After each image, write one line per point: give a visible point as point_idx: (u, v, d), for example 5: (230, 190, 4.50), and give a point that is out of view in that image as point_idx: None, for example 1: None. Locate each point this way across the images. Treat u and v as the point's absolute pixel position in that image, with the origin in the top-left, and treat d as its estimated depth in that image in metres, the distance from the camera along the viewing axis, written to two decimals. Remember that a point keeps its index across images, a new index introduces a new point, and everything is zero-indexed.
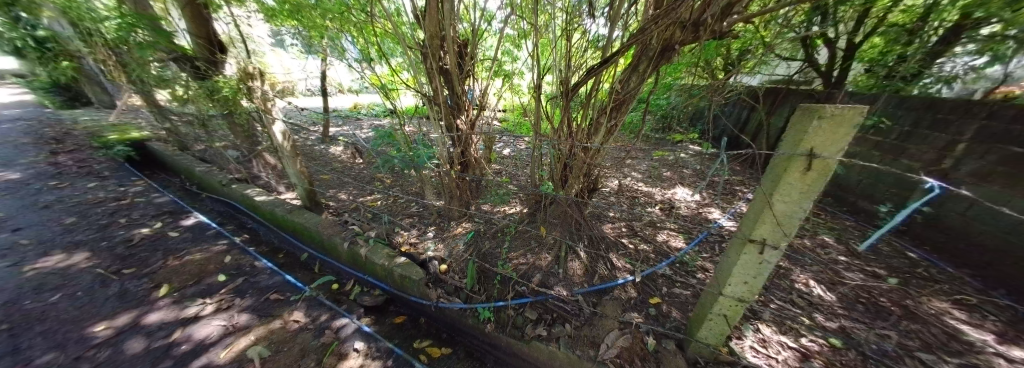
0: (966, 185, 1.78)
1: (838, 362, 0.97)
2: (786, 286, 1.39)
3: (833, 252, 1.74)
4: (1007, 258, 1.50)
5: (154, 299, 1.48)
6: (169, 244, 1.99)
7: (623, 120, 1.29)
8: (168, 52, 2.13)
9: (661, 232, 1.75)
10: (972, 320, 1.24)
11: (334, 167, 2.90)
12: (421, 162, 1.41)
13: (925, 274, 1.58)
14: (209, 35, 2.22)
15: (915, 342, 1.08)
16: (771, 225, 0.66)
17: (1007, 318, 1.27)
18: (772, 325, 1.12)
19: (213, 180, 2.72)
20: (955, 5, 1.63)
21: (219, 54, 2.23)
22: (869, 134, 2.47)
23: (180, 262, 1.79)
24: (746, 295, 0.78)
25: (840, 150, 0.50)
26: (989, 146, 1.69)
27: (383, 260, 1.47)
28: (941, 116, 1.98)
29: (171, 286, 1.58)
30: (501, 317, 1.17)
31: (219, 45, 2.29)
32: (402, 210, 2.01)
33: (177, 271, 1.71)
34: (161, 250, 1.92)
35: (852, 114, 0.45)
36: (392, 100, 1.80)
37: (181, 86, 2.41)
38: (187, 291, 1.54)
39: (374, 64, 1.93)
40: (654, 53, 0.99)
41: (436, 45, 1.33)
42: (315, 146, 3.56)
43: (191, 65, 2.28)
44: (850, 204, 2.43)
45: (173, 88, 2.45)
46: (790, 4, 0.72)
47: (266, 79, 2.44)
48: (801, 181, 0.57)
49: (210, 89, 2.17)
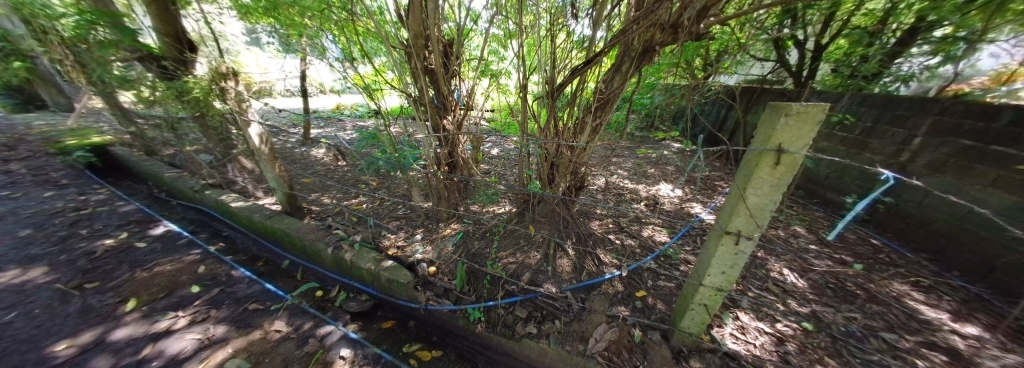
0: (922, 176, 1.93)
1: (809, 344, 1.03)
2: (762, 275, 1.46)
3: (804, 241, 1.85)
4: (958, 243, 1.64)
5: (120, 314, 1.38)
6: (136, 255, 1.86)
7: (608, 120, 1.32)
8: (132, 51, 1.99)
9: (646, 227, 1.80)
10: (928, 301, 1.35)
11: (316, 170, 2.80)
12: (406, 163, 1.38)
13: (887, 259, 1.71)
14: (177, 32, 2.09)
15: (879, 323, 1.17)
16: (745, 217, 0.69)
17: (959, 297, 1.40)
18: (750, 312, 1.18)
19: (184, 186, 2.57)
20: (912, 9, 1.81)
21: (188, 53, 2.11)
22: (835, 130, 2.64)
23: (149, 274, 1.68)
24: (724, 284, 0.82)
25: (805, 145, 0.54)
26: (943, 139, 1.83)
27: (369, 264, 1.43)
28: (899, 113, 2.14)
29: (139, 300, 1.47)
30: (491, 317, 1.17)
31: (190, 44, 2.16)
32: (388, 212, 1.97)
33: (146, 283, 1.60)
34: (127, 262, 1.79)
35: (815, 111, 0.49)
36: (377, 100, 1.77)
37: (147, 88, 2.18)
38: (158, 304, 1.45)
39: (358, 63, 1.89)
40: (636, 54, 1.03)
41: (421, 44, 1.32)
42: (295, 149, 3.43)
43: (158, 65, 2.13)
44: (820, 196, 2.59)
45: (137, 90, 2.20)
46: (762, 8, 0.77)
47: (241, 79, 2.33)
48: (772, 175, 0.61)
49: (179, 90, 2.04)
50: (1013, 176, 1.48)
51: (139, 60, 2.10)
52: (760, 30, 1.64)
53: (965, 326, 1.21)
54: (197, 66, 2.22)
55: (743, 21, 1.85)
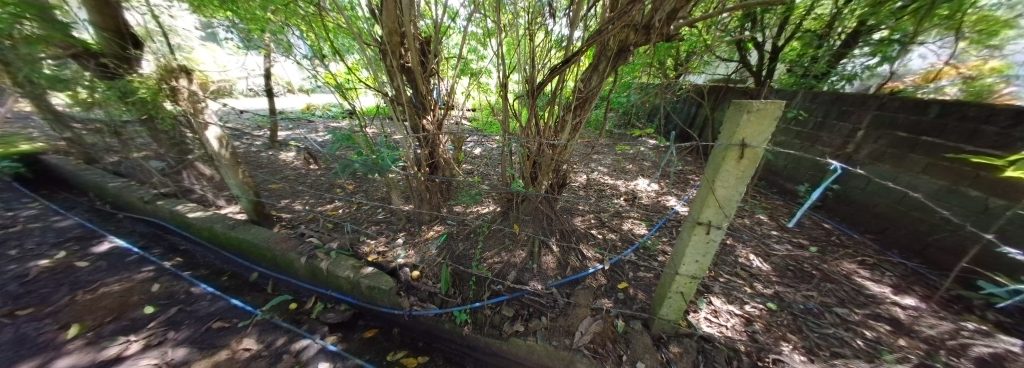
0: (863, 165, 2.16)
1: (774, 323, 1.13)
2: (732, 261, 1.57)
3: (767, 228, 2.02)
4: (897, 224, 1.84)
5: (61, 343, 1.21)
6: (77, 276, 1.64)
7: (587, 118, 1.35)
8: (64, 48, 1.76)
9: (626, 221, 1.87)
10: (873, 277, 1.52)
11: (285, 175, 2.62)
12: (384, 165, 1.33)
13: (838, 242, 1.90)
14: (119, 26, 1.86)
15: (833, 299, 1.30)
16: (715, 208, 0.74)
17: (898, 272, 1.58)
18: (722, 297, 1.26)
19: (133, 196, 2.31)
20: (855, 13, 2.19)
21: (133, 50, 1.89)
22: (791, 125, 2.89)
23: (94, 296, 1.49)
24: (698, 272, 0.87)
25: (765, 140, 0.59)
26: (882, 132, 2.06)
27: (347, 271, 1.36)
28: (844, 109, 2.37)
29: (83, 325, 1.30)
30: (478, 318, 1.16)
31: (134, 39, 1.94)
32: (367, 217, 1.89)
33: (92, 306, 1.41)
34: (67, 284, 1.57)
35: (773, 108, 0.53)
36: (351, 100, 1.69)
37: (85, 88, 1.95)
38: (107, 329, 1.29)
39: (329, 61, 1.79)
40: (612, 53, 1.07)
41: (396, 42, 1.27)
42: (261, 153, 3.19)
43: (97, 63, 1.89)
44: (779, 186, 2.82)
45: (74, 90, 1.98)
46: (726, 11, 0.82)
47: (196, 77, 2.13)
48: (737, 168, 0.65)
49: (122, 90, 1.82)
50: (942, 163, 1.69)
51: (73, 58, 1.86)
52: (725, 33, 1.76)
53: (903, 297, 1.37)
54: (143, 64, 1.98)
55: (709, 23, 1.97)
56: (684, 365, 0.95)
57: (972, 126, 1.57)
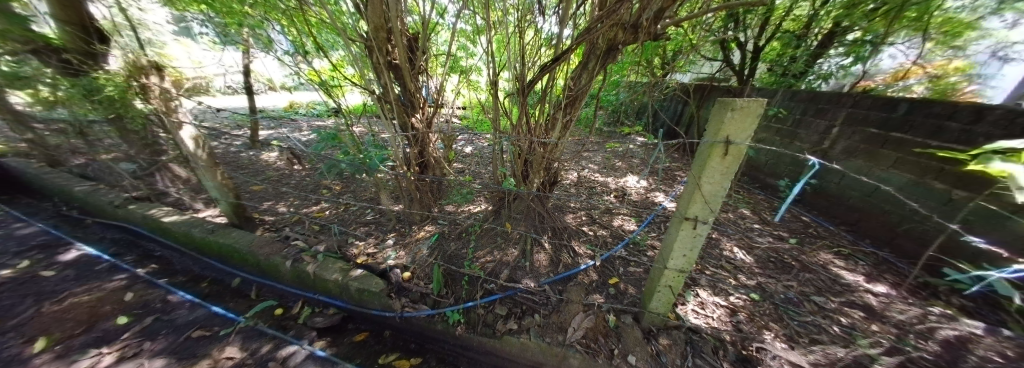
0: (837, 161, 2.27)
1: (757, 313, 1.18)
2: (718, 254, 1.62)
3: (750, 222, 2.10)
4: (870, 216, 1.95)
5: (25, 358, 1.13)
6: (42, 286, 1.53)
7: (577, 116, 1.36)
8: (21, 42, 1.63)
9: (616, 217, 1.89)
10: (848, 266, 1.61)
11: (268, 176, 2.52)
12: (372, 164, 1.30)
13: (815, 233, 2.00)
14: (83, 19, 1.74)
15: (811, 288, 1.37)
16: (701, 203, 0.76)
17: (870, 261, 1.68)
18: (708, 289, 1.30)
19: (102, 200, 2.17)
20: (831, 15, 2.38)
21: (99, 45, 1.76)
22: (772, 123, 3.00)
23: (62, 307, 1.39)
24: (685, 265, 0.90)
25: (748, 136, 0.61)
26: (855, 128, 2.17)
27: (336, 274, 1.33)
28: (820, 106, 2.49)
29: (51, 338, 1.22)
30: (471, 318, 1.15)
31: (100, 33, 1.81)
32: (355, 218, 1.84)
33: (60, 318, 1.32)
34: (30, 295, 1.46)
35: (755, 106, 0.56)
36: (337, 98, 1.64)
37: (47, 86, 1.82)
38: (76, 342, 1.21)
39: (312, 58, 1.73)
40: (601, 52, 1.08)
41: (383, 38, 1.24)
42: (242, 153, 3.05)
43: (59, 59, 1.76)
44: (761, 181, 2.93)
45: (35, 88, 1.85)
46: (709, 12, 0.84)
47: (169, 74, 2.01)
48: (721, 164, 0.68)
49: (87, 88, 1.70)
50: (910, 158, 1.79)
51: (32, 53, 1.73)
52: (709, 33, 1.81)
53: (874, 284, 1.46)
54: (111, 60, 1.85)
55: (695, 23, 2.02)
56: (673, 357, 0.98)
57: (937, 122, 1.67)
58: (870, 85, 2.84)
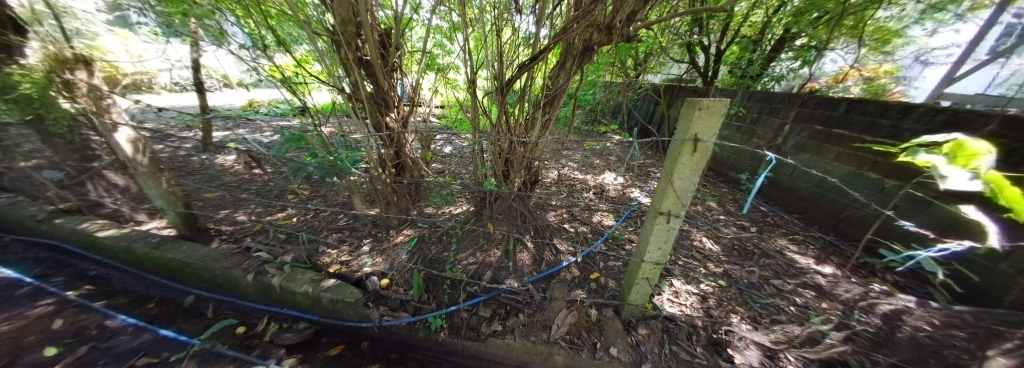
0: (789, 155, 2.50)
1: (725, 298, 1.27)
2: (689, 244, 1.72)
3: (717, 213, 2.25)
4: (818, 204, 2.17)
5: None
6: None
7: (556, 115, 1.38)
8: None
9: (596, 214, 1.95)
10: (801, 250, 1.78)
11: (224, 181, 2.29)
12: (342, 167, 1.20)
13: (773, 222, 2.19)
14: None
15: (770, 272, 1.50)
16: (673, 198, 0.79)
17: (818, 245, 1.87)
18: (681, 278, 1.38)
19: (15, 214, 1.85)
20: (782, 22, 2.59)
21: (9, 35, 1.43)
22: (734, 121, 3.24)
23: None
24: (660, 258, 0.94)
25: (713, 134, 0.66)
26: (803, 126, 2.40)
27: (306, 286, 1.23)
28: (774, 105, 2.72)
29: None
30: (454, 322, 1.13)
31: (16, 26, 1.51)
32: (326, 225, 1.73)
33: None
34: None
35: (718, 105, 0.62)
36: (302, 96, 1.52)
37: None
38: None
39: (273, 53, 1.59)
40: (578, 52, 1.09)
41: (351, 32, 1.17)
42: (193, 157, 2.75)
43: None
44: (724, 175, 3.16)
45: None
46: (677, 16, 0.88)
47: (101, 70, 1.76)
48: (691, 161, 0.72)
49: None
50: (849, 152, 2.02)
51: None
52: (678, 36, 1.91)
53: (822, 266, 1.63)
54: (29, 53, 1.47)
55: (664, 26, 2.13)
56: (651, 345, 1.03)
57: (871, 119, 1.89)
58: (816, 86, 3.18)
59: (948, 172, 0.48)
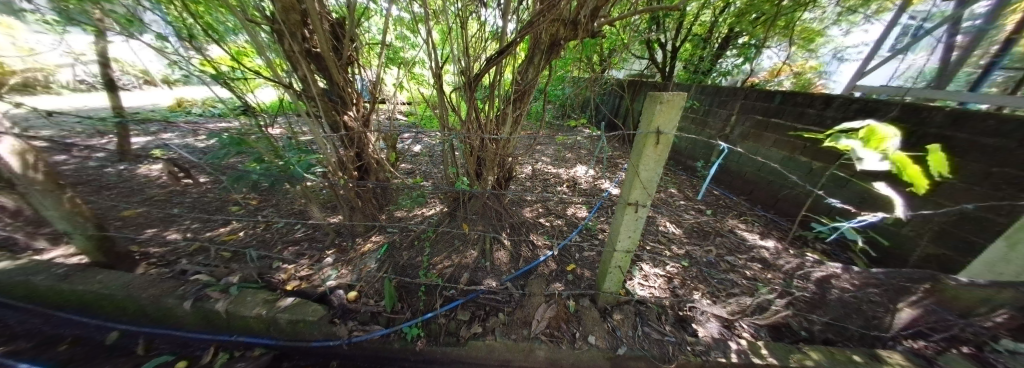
0: (736, 143, 2.77)
1: (688, 277, 1.37)
2: (655, 229, 1.84)
3: (678, 199, 2.43)
4: (761, 186, 2.42)
5: None
6: None
7: (527, 110, 1.38)
8: None
9: (570, 206, 1.99)
10: (750, 228, 1.99)
11: (150, 195, 1.97)
12: (295, 173, 1.07)
13: (726, 204, 2.42)
14: None
15: (724, 250, 1.66)
16: (640, 189, 0.82)
17: (763, 223, 2.10)
18: (650, 262, 1.46)
19: None
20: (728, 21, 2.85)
21: None
22: (689, 113, 3.51)
23: None
24: (630, 246, 0.98)
25: (673, 127, 0.70)
26: (747, 116, 2.66)
27: (257, 309, 1.09)
28: (721, 98, 2.99)
29: None
30: (431, 330, 1.07)
31: None
32: (281, 238, 1.57)
33: None
34: None
35: (677, 98, 0.64)
36: (242, 94, 1.34)
37: None
38: None
39: (203, 44, 1.37)
40: (545, 47, 1.10)
41: (295, 21, 1.04)
42: (106, 169, 2.32)
43: None
44: (683, 163, 3.42)
45: None
46: (637, 14, 0.90)
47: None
48: (655, 152, 0.75)
49: None
50: (784, 139, 2.27)
51: None
52: (639, 33, 2.00)
53: (767, 240, 1.83)
54: None
55: (625, 23, 2.22)
56: (626, 329, 1.07)
57: (801, 109, 2.15)
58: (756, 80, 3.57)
59: (864, 154, 0.56)
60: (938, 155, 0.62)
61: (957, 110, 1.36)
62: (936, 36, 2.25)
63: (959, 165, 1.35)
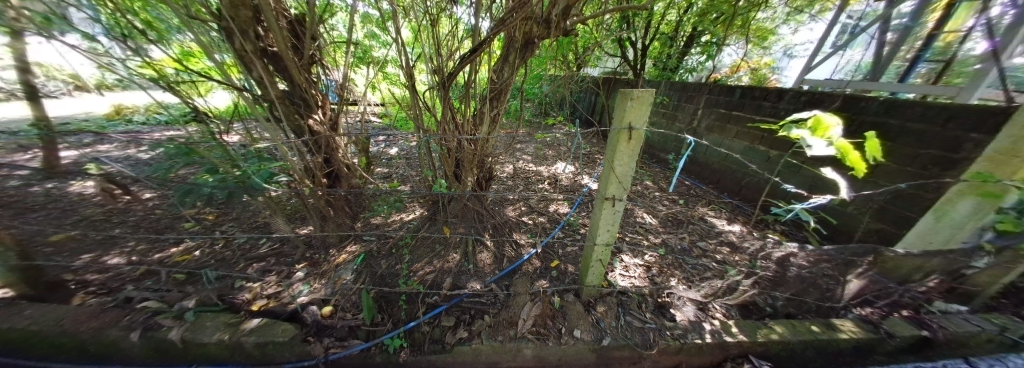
0: (703, 136, 2.93)
1: (663, 265, 1.44)
2: (632, 221, 1.91)
3: (654, 191, 2.53)
4: (727, 175, 2.57)
5: None
6: None
7: (504, 109, 1.37)
8: None
9: (552, 203, 2.02)
10: (719, 215, 2.11)
11: (85, 216, 1.75)
12: (254, 184, 0.99)
13: (696, 193, 2.55)
14: None
15: (695, 236, 1.75)
16: (616, 184, 0.84)
17: (729, 209, 2.24)
18: (629, 253, 1.51)
19: None
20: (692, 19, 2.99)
21: None
22: (660, 108, 3.66)
23: None
24: (609, 239, 1.00)
25: (644, 122, 0.72)
26: (711, 110, 2.82)
27: (219, 333, 0.99)
28: (689, 93, 3.14)
29: None
30: (415, 339, 1.03)
31: None
32: (245, 254, 1.46)
33: None
34: None
35: (645, 95, 0.67)
36: (190, 99, 1.22)
37: None
38: None
39: (140, 44, 1.23)
40: (519, 45, 1.09)
41: (246, 18, 0.96)
42: None
43: None
44: (656, 156, 3.58)
45: None
46: (607, 13, 0.92)
47: None
48: (628, 148, 0.77)
49: None
50: (745, 130, 2.43)
51: None
52: (609, 31, 2.06)
53: (733, 226, 1.95)
54: None
55: (596, 22, 2.27)
56: (610, 320, 1.09)
57: (758, 102, 2.31)
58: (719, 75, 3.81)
59: (812, 142, 0.61)
60: (873, 142, 0.65)
61: (890, 99, 1.52)
62: (871, 33, 2.51)
63: (892, 148, 1.51)
